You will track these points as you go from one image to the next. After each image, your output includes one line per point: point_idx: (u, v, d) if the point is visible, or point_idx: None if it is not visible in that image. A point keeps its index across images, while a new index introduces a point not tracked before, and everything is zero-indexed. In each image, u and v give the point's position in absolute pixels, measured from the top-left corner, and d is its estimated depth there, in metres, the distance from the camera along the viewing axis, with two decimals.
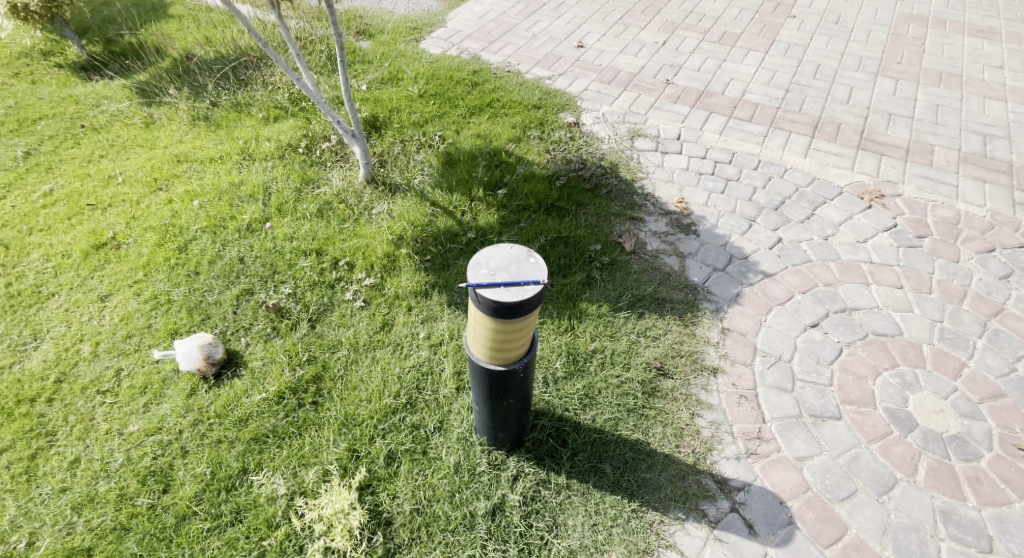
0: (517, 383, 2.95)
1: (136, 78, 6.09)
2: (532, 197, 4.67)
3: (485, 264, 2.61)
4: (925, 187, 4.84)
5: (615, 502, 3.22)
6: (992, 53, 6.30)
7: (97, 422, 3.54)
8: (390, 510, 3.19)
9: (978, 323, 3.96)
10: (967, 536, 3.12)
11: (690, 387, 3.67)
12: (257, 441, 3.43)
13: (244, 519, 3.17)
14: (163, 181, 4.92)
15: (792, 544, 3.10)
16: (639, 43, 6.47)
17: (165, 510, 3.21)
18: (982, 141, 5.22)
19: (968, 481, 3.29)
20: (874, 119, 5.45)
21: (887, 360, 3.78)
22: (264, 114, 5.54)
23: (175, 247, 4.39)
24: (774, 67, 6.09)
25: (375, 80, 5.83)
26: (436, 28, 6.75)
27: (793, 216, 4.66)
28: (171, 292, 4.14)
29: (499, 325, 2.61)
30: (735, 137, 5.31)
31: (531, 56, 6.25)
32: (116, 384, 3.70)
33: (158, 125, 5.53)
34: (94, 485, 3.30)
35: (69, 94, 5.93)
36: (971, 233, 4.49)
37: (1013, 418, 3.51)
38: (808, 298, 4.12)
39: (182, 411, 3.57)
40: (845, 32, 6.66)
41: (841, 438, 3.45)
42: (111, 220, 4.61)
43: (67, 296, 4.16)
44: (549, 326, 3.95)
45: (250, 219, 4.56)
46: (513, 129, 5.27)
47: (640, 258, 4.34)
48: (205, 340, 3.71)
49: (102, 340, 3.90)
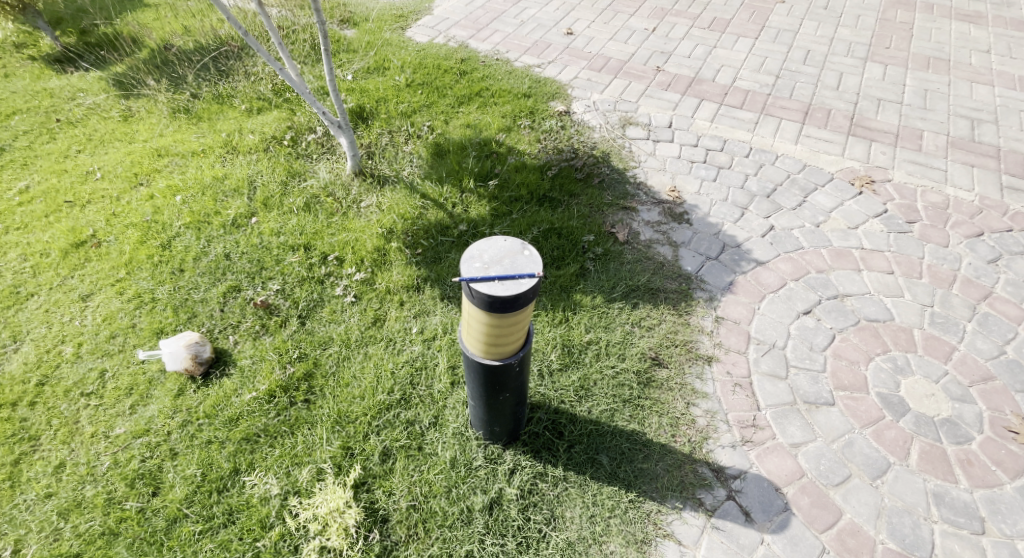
0: (513, 377, 2.91)
1: (112, 70, 5.91)
2: (524, 187, 4.61)
3: (478, 257, 2.56)
4: (915, 173, 4.85)
5: (613, 493, 3.20)
6: (979, 38, 6.33)
7: (82, 425, 3.45)
8: (386, 507, 3.15)
9: (967, 307, 3.99)
10: (960, 518, 3.14)
11: (685, 376, 3.66)
12: (248, 441, 3.36)
13: (236, 520, 3.10)
14: (143, 176, 4.78)
15: (788, 530, 3.10)
16: (629, 30, 6.41)
17: (155, 513, 3.14)
18: (970, 125, 5.25)
19: (961, 463, 3.32)
20: (863, 104, 5.46)
21: (880, 345, 3.79)
22: (247, 105, 5.40)
23: (158, 244, 4.28)
24: (764, 53, 6.07)
25: (361, 70, 5.72)
26: (423, 15, 6.64)
27: (785, 203, 4.66)
28: (156, 290, 4.04)
29: (493, 319, 2.56)
30: (727, 124, 5.29)
31: (520, 44, 6.17)
32: (100, 386, 3.60)
33: (137, 118, 5.38)
34: (81, 490, 3.21)
35: (44, 87, 5.75)
36: (960, 218, 4.52)
37: (1004, 400, 3.55)
38: (801, 285, 4.12)
39: (170, 412, 3.48)
40: (834, 17, 6.65)
41: (835, 424, 3.46)
42: (91, 218, 4.48)
43: (47, 296, 4.04)
44: (543, 318, 3.91)
45: (235, 215, 4.46)
46: (503, 119, 5.20)
47: (634, 248, 4.31)
48: (192, 339, 3.62)
49: (85, 341, 3.80)
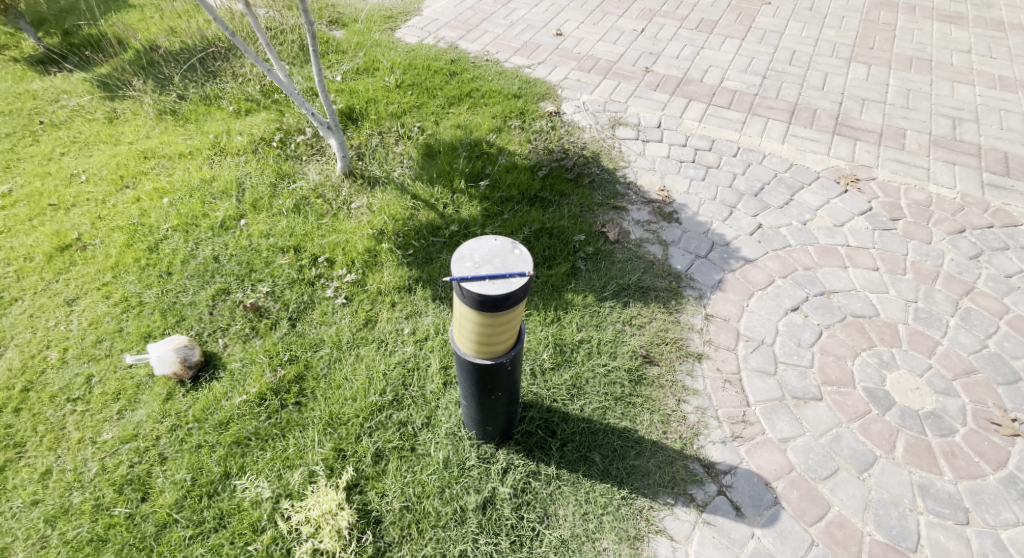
0: (506, 376, 2.92)
1: (96, 71, 5.82)
2: (514, 188, 4.62)
3: (469, 257, 2.56)
4: (898, 170, 4.94)
5: (605, 490, 3.23)
6: (960, 38, 6.45)
7: (69, 431, 3.40)
8: (379, 508, 3.14)
9: (950, 302, 4.07)
10: (945, 509, 3.21)
11: (675, 373, 3.69)
12: (239, 445, 3.34)
13: (227, 524, 3.09)
14: (129, 178, 4.73)
15: (778, 524, 3.15)
16: (617, 31, 6.44)
17: (144, 519, 3.11)
18: (952, 124, 5.35)
19: (945, 455, 3.39)
20: (848, 104, 5.54)
21: (866, 340, 3.86)
22: (234, 106, 5.35)
23: (145, 248, 4.23)
24: (750, 54, 6.13)
25: (350, 71, 5.69)
26: (412, 16, 6.62)
27: (772, 201, 4.72)
28: (143, 293, 3.99)
29: (485, 318, 2.57)
30: (714, 124, 5.34)
31: (509, 45, 6.18)
32: (87, 391, 3.56)
33: (123, 120, 5.31)
34: (68, 496, 3.17)
35: (26, 88, 5.65)
36: (943, 215, 4.60)
37: (986, 393, 3.63)
38: (788, 283, 4.18)
39: (159, 416, 3.45)
40: (819, 19, 6.74)
41: (823, 418, 3.52)
42: (75, 221, 4.42)
43: (32, 300, 3.98)
44: (535, 317, 3.93)
45: (224, 217, 4.42)
46: (493, 119, 5.21)
47: (624, 247, 4.34)
48: (181, 343, 3.59)
49: (71, 346, 3.75)
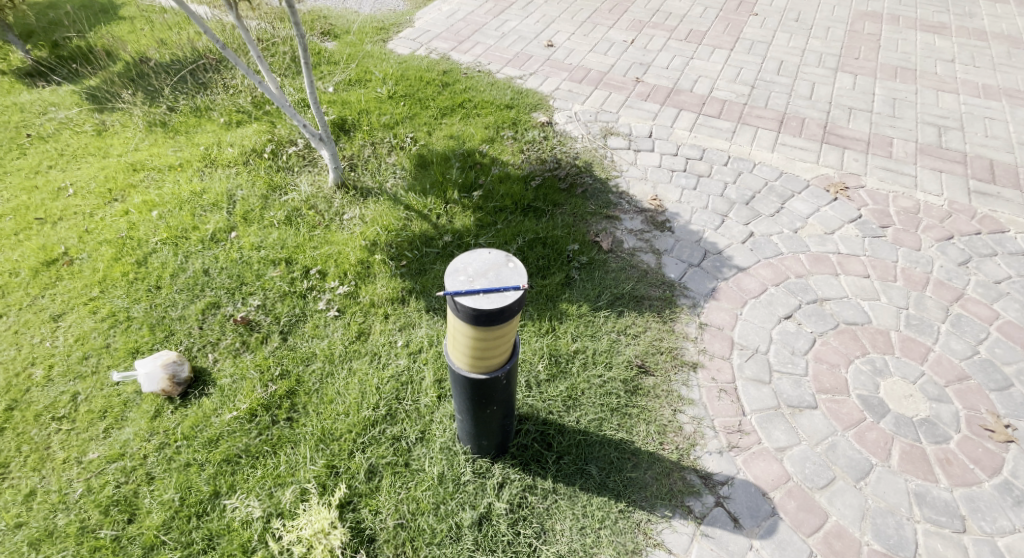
0: (500, 390, 2.89)
1: (86, 84, 5.78)
2: (508, 198, 4.62)
3: (462, 271, 2.55)
4: (887, 178, 5.00)
5: (603, 503, 3.19)
6: (943, 48, 6.58)
7: (53, 451, 3.32)
8: (372, 526, 3.09)
9: (941, 308, 4.10)
10: (942, 517, 3.20)
11: (670, 383, 3.68)
12: (229, 463, 3.27)
13: (217, 545, 3.01)
14: (118, 191, 4.67)
15: (776, 535, 3.12)
16: (608, 42, 6.50)
17: (131, 541, 3.03)
18: (938, 132, 5.44)
19: (939, 462, 3.39)
20: (835, 113, 5.62)
21: (859, 347, 3.87)
22: (225, 118, 5.33)
23: (133, 261, 4.17)
24: (739, 64, 6.22)
25: (342, 82, 5.69)
26: (404, 28, 6.65)
27: (763, 210, 4.75)
28: (131, 308, 3.93)
29: (479, 332, 2.55)
30: (705, 134, 5.39)
31: (501, 56, 6.22)
32: (73, 409, 3.48)
33: (112, 132, 5.27)
34: (52, 518, 3.09)
35: (12, 101, 5.60)
36: (931, 222, 4.66)
37: (978, 399, 3.64)
38: (782, 291, 4.19)
39: (146, 434, 3.37)
40: (805, 29, 6.85)
41: (818, 426, 3.51)
42: (62, 234, 4.36)
43: (17, 317, 3.90)
44: (529, 328, 3.90)
45: (214, 229, 4.38)
46: (486, 129, 5.22)
47: (618, 257, 4.34)
48: (169, 358, 3.53)
49: (56, 363, 3.67)
